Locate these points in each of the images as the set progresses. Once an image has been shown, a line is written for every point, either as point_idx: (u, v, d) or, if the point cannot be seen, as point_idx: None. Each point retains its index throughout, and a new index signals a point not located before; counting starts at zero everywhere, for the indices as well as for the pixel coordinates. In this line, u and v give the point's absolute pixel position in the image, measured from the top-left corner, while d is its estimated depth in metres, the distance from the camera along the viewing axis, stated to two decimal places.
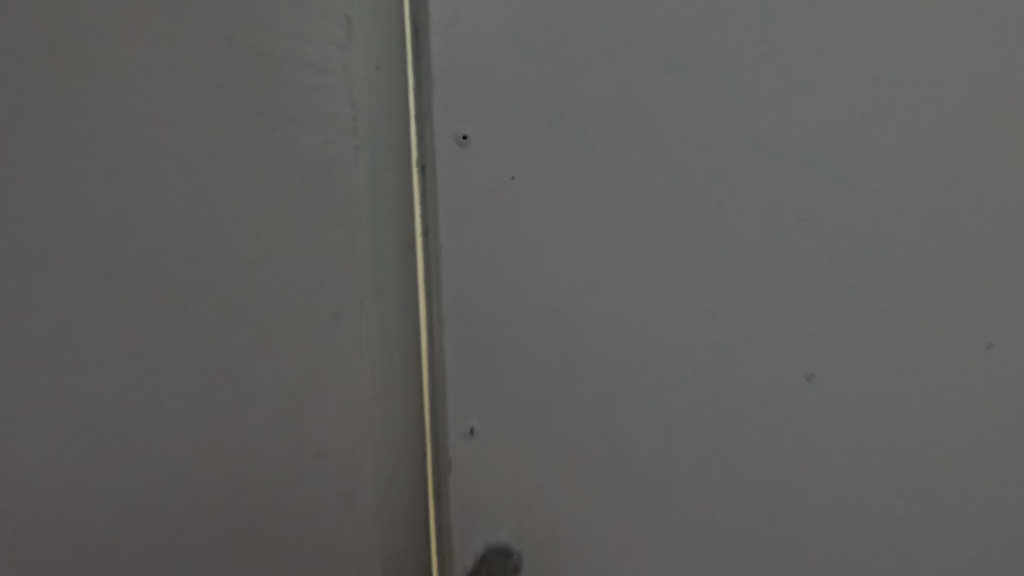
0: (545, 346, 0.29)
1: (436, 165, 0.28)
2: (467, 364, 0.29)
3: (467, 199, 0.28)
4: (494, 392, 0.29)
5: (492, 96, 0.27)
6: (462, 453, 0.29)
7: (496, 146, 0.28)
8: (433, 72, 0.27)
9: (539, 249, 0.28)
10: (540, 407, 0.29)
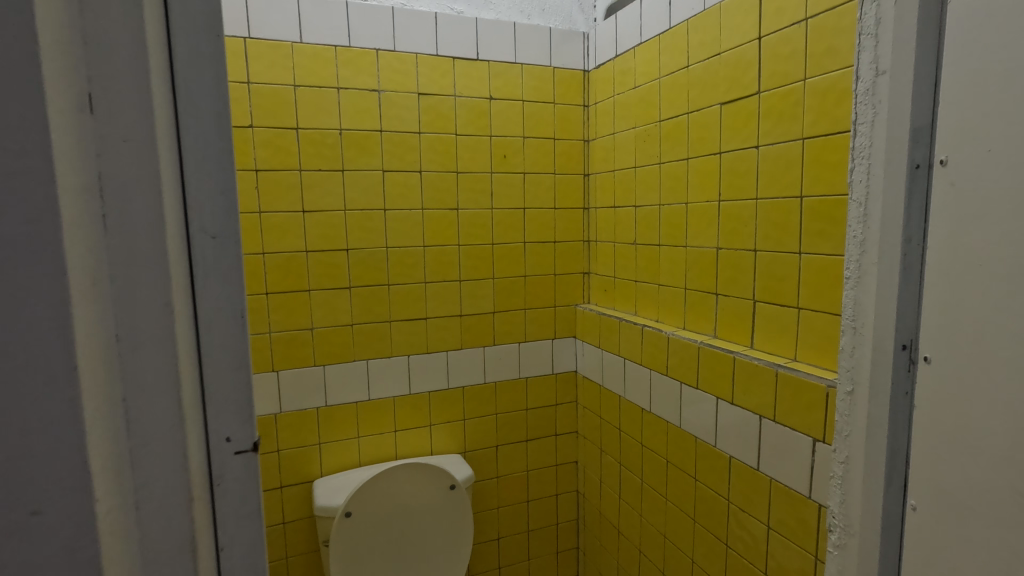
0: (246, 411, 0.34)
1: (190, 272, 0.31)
2: (220, 438, 0.33)
3: (221, 298, 0.33)
4: (219, 454, 0.33)
5: (218, 215, 0.32)
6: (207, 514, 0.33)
7: (228, 249, 0.33)
8: (190, 208, 0.31)
9: (232, 344, 0.33)
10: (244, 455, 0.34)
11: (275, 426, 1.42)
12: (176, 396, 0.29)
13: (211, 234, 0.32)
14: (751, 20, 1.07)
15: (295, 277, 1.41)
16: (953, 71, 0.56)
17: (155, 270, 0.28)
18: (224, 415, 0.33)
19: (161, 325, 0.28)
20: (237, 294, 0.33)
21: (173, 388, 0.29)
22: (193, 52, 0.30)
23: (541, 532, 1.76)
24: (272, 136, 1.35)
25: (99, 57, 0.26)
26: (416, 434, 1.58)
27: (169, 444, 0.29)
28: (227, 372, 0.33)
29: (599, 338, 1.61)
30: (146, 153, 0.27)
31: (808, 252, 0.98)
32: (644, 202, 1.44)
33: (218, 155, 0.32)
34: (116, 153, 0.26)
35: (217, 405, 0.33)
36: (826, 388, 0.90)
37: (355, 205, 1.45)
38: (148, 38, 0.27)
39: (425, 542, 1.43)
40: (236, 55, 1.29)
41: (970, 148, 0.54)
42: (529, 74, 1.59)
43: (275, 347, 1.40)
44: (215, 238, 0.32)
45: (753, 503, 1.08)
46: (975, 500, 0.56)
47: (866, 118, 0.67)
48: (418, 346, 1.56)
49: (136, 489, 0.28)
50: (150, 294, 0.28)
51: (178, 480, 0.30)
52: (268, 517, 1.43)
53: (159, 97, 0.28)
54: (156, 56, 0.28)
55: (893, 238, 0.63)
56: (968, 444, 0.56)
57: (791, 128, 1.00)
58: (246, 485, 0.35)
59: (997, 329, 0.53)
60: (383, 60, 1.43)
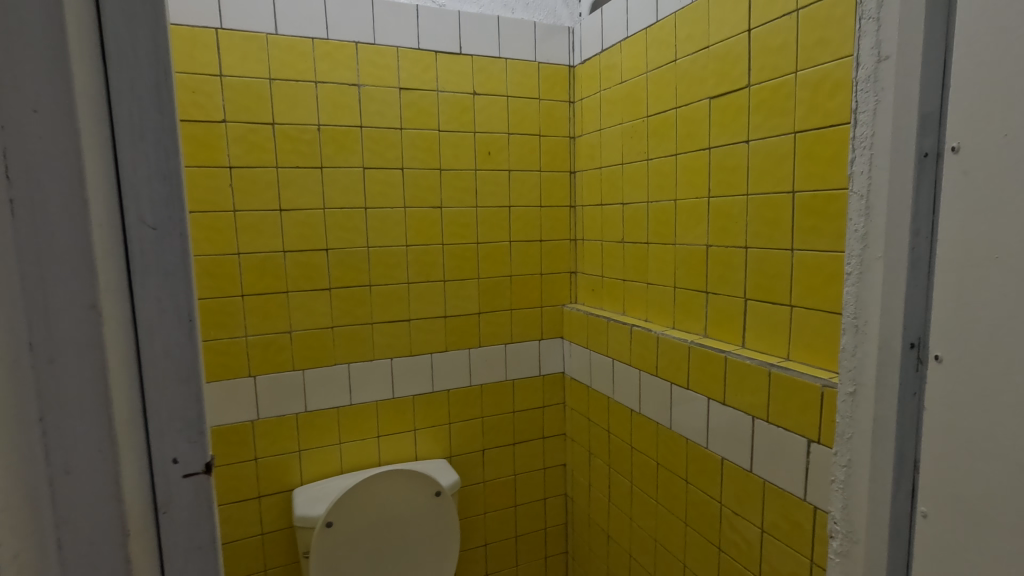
0: (193, 433, 0.32)
1: (130, 268, 0.30)
2: (166, 461, 0.32)
3: (166, 294, 0.31)
4: (162, 480, 0.32)
5: (159, 206, 0.30)
6: (149, 539, 0.31)
7: (171, 245, 0.30)
8: (126, 204, 0.29)
9: (174, 351, 0.31)
10: (191, 484, 0.32)
11: (253, 434, 1.36)
12: (102, 411, 0.28)
13: (151, 226, 0.30)
14: (740, 12, 1.04)
15: (272, 278, 1.35)
16: (973, 57, 0.55)
17: (71, 271, 0.27)
18: (165, 435, 0.31)
19: (82, 330, 0.28)
20: (184, 291, 0.31)
21: (100, 395, 0.28)
22: (126, 23, 0.28)
23: (529, 537, 1.72)
24: (246, 131, 1.29)
25: (11, 44, 0.25)
26: (400, 439, 1.53)
27: (93, 453, 0.29)
28: (170, 382, 0.31)
29: (587, 338, 1.58)
30: (61, 144, 0.26)
31: (800, 249, 0.95)
32: (631, 199, 1.42)
33: (161, 135, 0.29)
34: (26, 151, 0.26)
35: (158, 425, 0.31)
36: (821, 388, 0.87)
37: (334, 203, 1.39)
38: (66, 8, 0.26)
39: (412, 550, 1.38)
40: (207, 47, 1.23)
41: (989, 136, 0.54)
42: (514, 69, 1.55)
43: (251, 352, 1.34)
44: (154, 230, 0.30)
45: (745, 505, 1.05)
46: (1001, 500, 0.55)
47: (866, 108, 0.68)
48: (400, 349, 1.51)
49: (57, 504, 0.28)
50: (68, 299, 0.27)
51: (105, 494, 0.29)
52: (244, 529, 1.36)
53: (81, 81, 0.27)
54: (76, 28, 0.27)
55: (899, 230, 0.64)
56: (994, 446, 0.55)
57: (782, 122, 0.98)
58: (193, 512, 0.33)
59: (1019, 320, 0.52)
60: (363, 53, 1.38)
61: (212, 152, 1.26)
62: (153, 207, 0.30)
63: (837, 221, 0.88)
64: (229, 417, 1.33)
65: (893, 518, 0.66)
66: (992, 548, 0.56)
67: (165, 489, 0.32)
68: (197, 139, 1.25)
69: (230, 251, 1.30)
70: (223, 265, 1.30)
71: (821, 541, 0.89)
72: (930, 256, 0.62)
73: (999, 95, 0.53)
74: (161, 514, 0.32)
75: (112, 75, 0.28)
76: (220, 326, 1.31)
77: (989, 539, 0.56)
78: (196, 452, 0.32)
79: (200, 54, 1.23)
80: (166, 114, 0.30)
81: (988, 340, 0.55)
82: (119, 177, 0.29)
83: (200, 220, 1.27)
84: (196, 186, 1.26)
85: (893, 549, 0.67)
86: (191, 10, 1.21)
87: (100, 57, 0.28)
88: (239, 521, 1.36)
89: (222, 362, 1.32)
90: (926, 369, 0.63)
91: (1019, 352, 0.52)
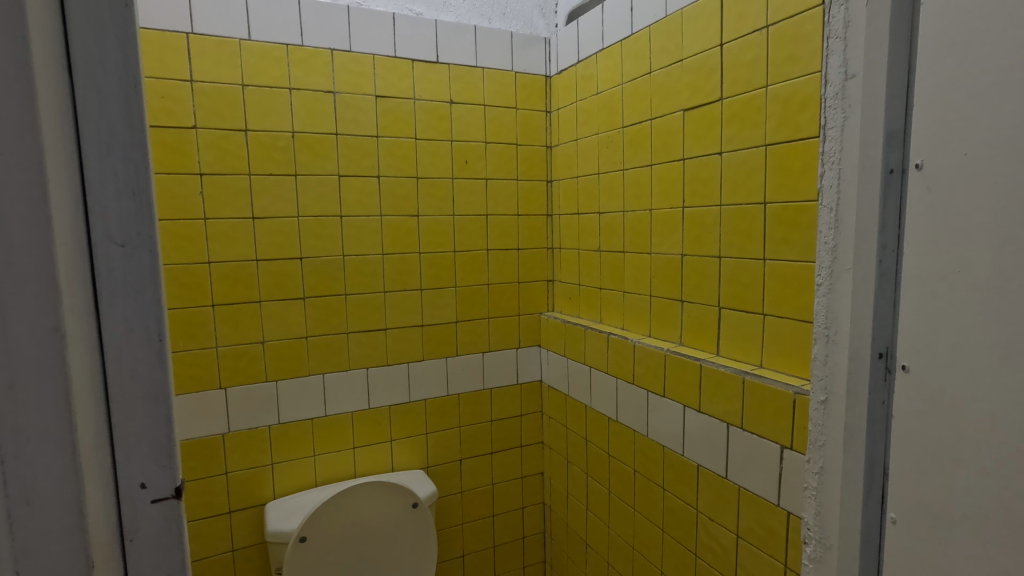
0: (162, 459, 0.31)
1: (99, 287, 0.29)
2: (132, 486, 0.31)
3: (134, 313, 0.30)
4: (124, 504, 0.31)
5: (128, 223, 0.29)
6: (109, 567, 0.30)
7: (140, 262, 0.29)
8: (97, 220, 0.28)
9: (142, 372, 0.30)
10: (155, 511, 0.31)
11: (223, 447, 1.32)
12: (66, 438, 0.27)
13: (120, 243, 0.29)
14: (712, 26, 1.06)
15: (244, 287, 1.32)
16: (935, 76, 0.57)
17: (32, 291, 0.26)
18: (127, 462, 0.30)
19: (46, 354, 0.27)
20: (156, 308, 0.30)
21: (63, 418, 0.27)
22: (91, 28, 0.27)
23: (506, 547, 1.71)
24: (218, 137, 1.26)
25: None
26: (376, 450, 1.51)
27: (55, 481, 0.27)
28: (136, 405, 0.30)
29: (565, 345, 1.58)
30: (25, 160, 0.25)
31: (772, 259, 0.97)
32: (607, 208, 1.43)
33: (130, 147, 0.29)
34: None
35: (123, 452, 0.30)
36: (793, 394, 0.89)
37: (308, 211, 1.37)
38: (29, 14, 0.25)
39: (391, 561, 1.36)
40: (177, 51, 1.21)
41: (952, 152, 0.56)
42: (491, 78, 1.56)
43: (222, 362, 1.31)
44: (123, 247, 0.29)
45: (720, 511, 1.06)
46: (964, 506, 0.56)
47: (835, 123, 0.72)
48: (376, 359, 1.49)
49: (12, 535, 0.27)
50: (30, 320, 0.26)
51: (69, 524, 0.28)
52: (214, 545, 1.33)
53: (46, 95, 0.26)
54: (40, 38, 0.26)
55: (867, 244, 0.66)
56: (958, 452, 0.57)
57: (753, 134, 1.00)
58: (158, 540, 0.31)
59: (980, 331, 0.54)
60: (339, 61, 1.37)
61: (182, 159, 1.23)
62: (120, 226, 0.29)
63: (808, 232, 0.90)
64: (199, 430, 1.29)
65: (864, 525, 0.68)
66: (959, 553, 0.57)
67: (129, 515, 0.31)
68: (167, 145, 1.22)
69: (201, 260, 1.27)
70: (194, 275, 1.27)
71: (795, 546, 0.91)
72: (897, 268, 0.64)
73: (958, 115, 0.55)
74: (127, 540, 0.31)
75: (77, 86, 0.27)
76: (189, 336, 1.27)
77: (955, 544, 0.58)
78: (163, 474, 0.31)
79: (170, 59, 1.21)
80: (136, 124, 0.29)
81: (952, 350, 0.57)
82: (89, 193, 0.28)
83: (168, 228, 1.23)
84: (165, 193, 1.23)
85: (864, 554, 0.69)
86: (161, 14, 1.19)
87: (67, 66, 0.27)
88: (209, 537, 1.32)
89: (191, 374, 1.28)
90: (893, 378, 0.65)
91: (981, 362, 0.54)
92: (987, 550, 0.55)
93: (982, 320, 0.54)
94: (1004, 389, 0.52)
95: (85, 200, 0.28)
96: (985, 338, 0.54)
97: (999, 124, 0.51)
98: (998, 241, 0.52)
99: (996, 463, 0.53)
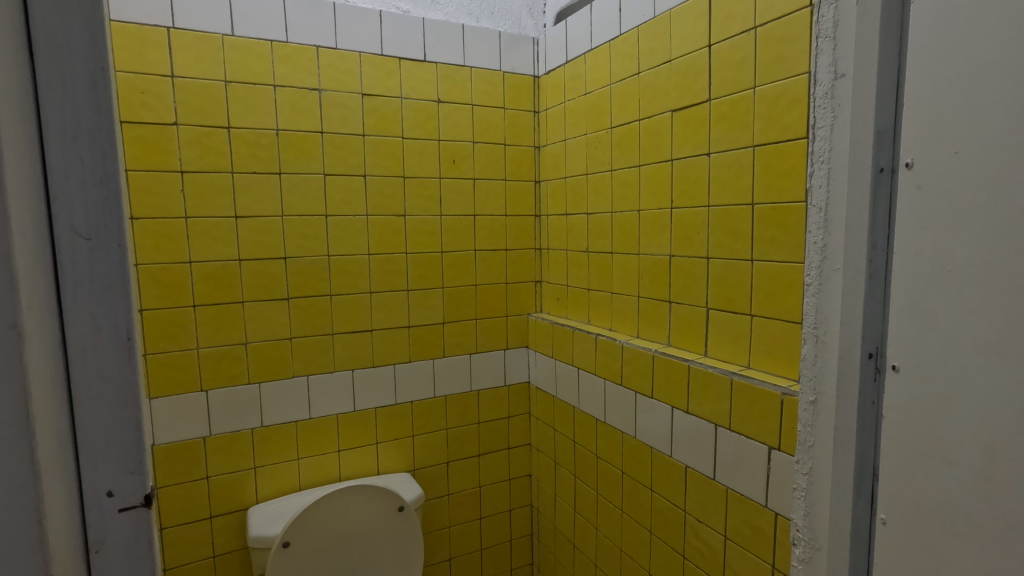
0: (129, 467, 0.30)
1: (64, 283, 0.27)
2: (99, 496, 0.29)
3: (101, 308, 0.28)
4: (87, 515, 0.29)
5: (94, 214, 0.27)
6: None
7: (104, 256, 0.28)
8: (61, 212, 0.27)
9: (111, 373, 0.29)
10: (120, 523, 0.30)
11: (204, 451, 1.29)
12: (25, 444, 0.26)
13: (86, 236, 0.27)
14: (701, 27, 1.07)
15: (226, 288, 1.29)
16: (925, 75, 0.58)
17: None
18: (91, 472, 0.29)
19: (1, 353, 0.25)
20: (127, 302, 0.29)
21: (22, 424, 0.26)
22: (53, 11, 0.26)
23: (494, 550, 1.70)
24: (200, 134, 1.24)
25: None
26: (361, 453, 1.48)
27: (13, 490, 0.26)
28: (103, 410, 0.29)
29: (552, 347, 1.57)
30: None
31: (760, 259, 0.97)
32: (595, 209, 1.42)
33: (98, 133, 0.27)
34: None
35: (88, 462, 0.29)
36: (781, 395, 0.89)
37: (293, 210, 1.35)
38: None
39: (376, 565, 1.34)
40: (158, 46, 1.18)
41: (941, 151, 0.56)
42: (478, 77, 1.55)
43: (203, 364, 1.28)
44: (89, 239, 0.28)
45: (709, 512, 1.06)
46: (953, 506, 0.57)
47: (825, 123, 0.72)
48: (362, 360, 1.47)
49: None
50: None
51: (26, 536, 0.26)
52: (195, 551, 1.30)
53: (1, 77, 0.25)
54: None
55: (858, 243, 0.66)
56: (947, 452, 0.57)
57: (741, 135, 1.00)
58: (124, 553, 0.30)
59: (969, 331, 0.54)
60: (324, 58, 1.35)
61: (162, 156, 1.21)
62: (84, 217, 0.27)
63: (796, 232, 0.90)
64: (179, 433, 1.26)
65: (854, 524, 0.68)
66: (949, 553, 0.57)
67: (94, 527, 0.29)
68: (147, 141, 1.19)
69: (182, 260, 1.24)
70: (175, 274, 1.24)
71: (783, 546, 0.91)
72: (886, 267, 0.64)
73: (948, 113, 0.55)
74: (93, 551, 0.29)
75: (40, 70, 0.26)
76: (169, 337, 1.24)
77: (944, 543, 0.58)
78: (132, 481, 0.30)
79: (151, 53, 1.18)
80: (102, 108, 0.27)
81: (942, 350, 0.57)
82: (52, 184, 0.27)
83: (148, 226, 1.20)
84: (145, 191, 1.20)
85: (854, 554, 0.68)
86: (142, 8, 1.16)
87: (31, 48, 0.26)
88: (189, 543, 1.29)
89: (171, 376, 1.25)
90: (883, 378, 0.65)
91: (971, 360, 0.54)
92: (978, 550, 0.54)
93: (972, 319, 0.54)
94: (993, 389, 0.52)
95: (47, 191, 0.27)
96: (976, 336, 0.54)
97: (989, 122, 0.51)
98: (989, 240, 0.52)
99: (986, 463, 0.53)
